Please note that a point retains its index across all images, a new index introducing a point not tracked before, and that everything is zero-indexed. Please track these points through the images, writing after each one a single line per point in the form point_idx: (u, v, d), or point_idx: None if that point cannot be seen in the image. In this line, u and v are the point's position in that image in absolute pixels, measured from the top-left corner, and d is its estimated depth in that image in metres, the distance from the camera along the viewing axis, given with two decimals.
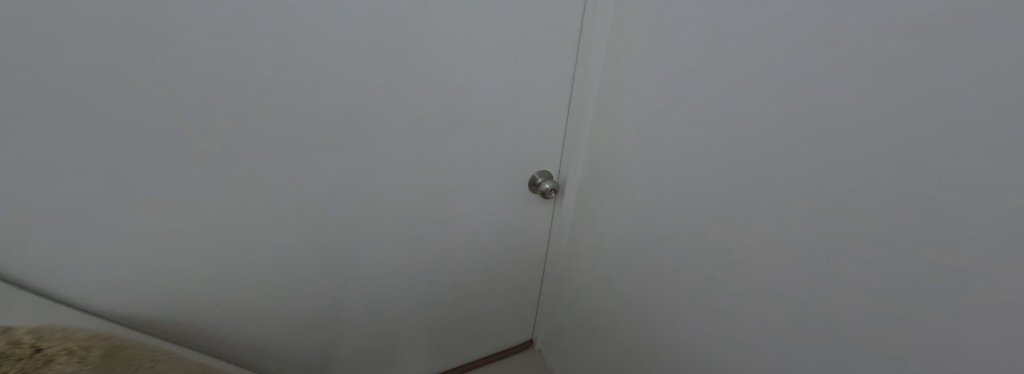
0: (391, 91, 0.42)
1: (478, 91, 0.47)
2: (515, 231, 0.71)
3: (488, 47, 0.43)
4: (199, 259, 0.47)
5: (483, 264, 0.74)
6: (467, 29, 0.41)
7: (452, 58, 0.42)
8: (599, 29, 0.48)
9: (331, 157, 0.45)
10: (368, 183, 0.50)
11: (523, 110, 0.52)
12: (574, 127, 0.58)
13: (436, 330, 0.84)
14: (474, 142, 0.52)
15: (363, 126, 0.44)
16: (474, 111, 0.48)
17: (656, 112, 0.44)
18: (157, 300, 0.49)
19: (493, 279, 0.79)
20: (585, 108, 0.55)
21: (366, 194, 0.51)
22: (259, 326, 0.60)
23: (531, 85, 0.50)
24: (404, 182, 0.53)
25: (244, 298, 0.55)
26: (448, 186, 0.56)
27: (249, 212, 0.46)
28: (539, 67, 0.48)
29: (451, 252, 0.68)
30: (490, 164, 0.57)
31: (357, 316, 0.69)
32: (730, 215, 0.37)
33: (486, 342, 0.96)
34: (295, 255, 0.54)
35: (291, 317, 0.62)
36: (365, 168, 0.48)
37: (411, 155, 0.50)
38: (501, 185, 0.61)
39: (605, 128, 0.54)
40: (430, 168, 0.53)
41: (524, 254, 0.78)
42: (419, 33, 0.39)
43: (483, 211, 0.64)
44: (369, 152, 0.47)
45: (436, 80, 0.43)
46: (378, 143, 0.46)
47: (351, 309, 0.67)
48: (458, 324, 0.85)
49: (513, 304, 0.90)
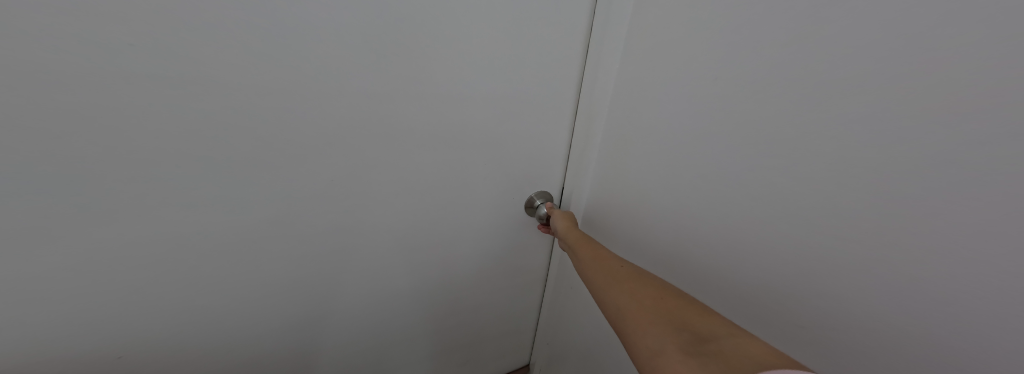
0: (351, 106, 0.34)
1: (470, 104, 0.40)
2: (510, 255, 0.64)
3: (480, 54, 0.36)
4: (100, 305, 0.37)
5: (476, 290, 0.67)
6: (450, 31, 0.33)
7: (434, 65, 0.35)
8: (616, 26, 0.40)
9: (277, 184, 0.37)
10: (328, 213, 0.42)
11: (519, 126, 0.44)
12: (582, 138, 0.49)
13: (425, 360, 0.76)
14: (464, 161, 0.45)
15: (313, 145, 0.35)
16: (463, 127, 0.41)
17: (684, 135, 0.35)
18: (58, 354, 0.39)
19: (486, 305, 0.72)
20: (595, 124, 0.47)
21: (328, 224, 0.43)
22: (208, 368, 0.51)
23: (527, 98, 0.42)
24: (381, 208, 0.45)
25: (178, 342, 0.45)
26: (434, 210, 0.49)
27: (168, 249, 0.36)
28: (539, 77, 0.41)
29: (438, 281, 0.60)
30: (478, 186, 0.49)
31: (330, 348, 0.60)
32: (780, 258, 0.29)
33: (481, 369, 0.88)
34: (237, 291, 0.44)
35: (247, 355, 0.53)
36: (323, 195, 0.40)
37: (384, 179, 0.42)
38: (491, 209, 0.53)
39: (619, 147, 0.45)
40: (412, 191, 0.45)
41: (520, 278, 0.70)
42: (393, 34, 0.31)
43: (473, 237, 0.56)
44: (327, 177, 0.38)
45: (416, 91, 0.36)
46: (337, 166, 0.38)
47: (323, 341, 0.58)
48: (448, 352, 0.78)
49: (506, 331, 0.82)
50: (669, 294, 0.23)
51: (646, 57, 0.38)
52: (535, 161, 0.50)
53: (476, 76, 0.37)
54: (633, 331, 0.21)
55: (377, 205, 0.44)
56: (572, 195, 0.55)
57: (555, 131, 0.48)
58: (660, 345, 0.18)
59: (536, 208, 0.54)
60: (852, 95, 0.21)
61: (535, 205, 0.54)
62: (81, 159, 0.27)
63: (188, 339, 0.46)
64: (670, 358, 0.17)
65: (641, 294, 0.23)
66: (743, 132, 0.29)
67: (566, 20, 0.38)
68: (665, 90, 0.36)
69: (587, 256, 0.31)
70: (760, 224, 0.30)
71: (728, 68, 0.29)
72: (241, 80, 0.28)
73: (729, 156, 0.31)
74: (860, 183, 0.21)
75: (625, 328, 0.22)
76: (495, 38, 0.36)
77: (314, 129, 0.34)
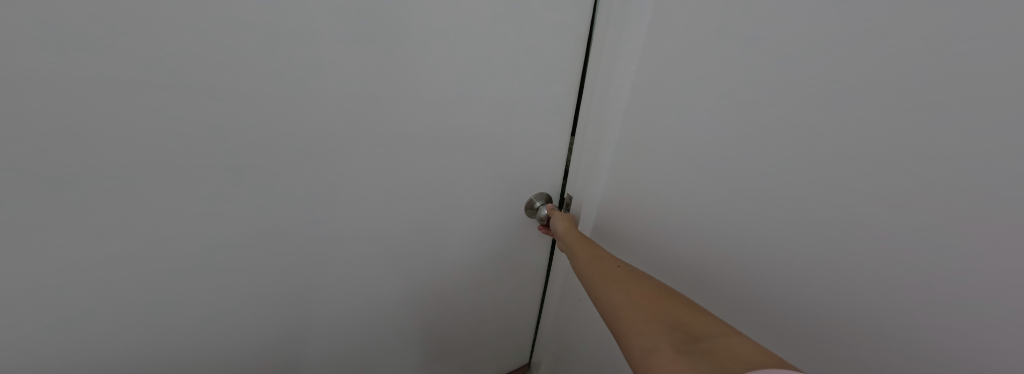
0: (360, 111, 0.35)
1: (473, 108, 0.40)
2: (511, 257, 0.64)
3: (484, 60, 0.37)
4: (90, 306, 0.36)
5: (477, 291, 0.67)
6: (455, 37, 0.34)
7: (439, 69, 0.36)
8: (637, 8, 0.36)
9: (286, 188, 0.37)
10: (334, 218, 0.43)
11: (521, 129, 0.45)
12: (597, 133, 0.45)
13: (424, 361, 0.76)
14: (466, 163, 0.46)
15: (323, 152, 0.36)
16: (466, 130, 0.42)
17: (684, 139, 0.36)
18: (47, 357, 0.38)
19: (487, 306, 0.72)
20: (606, 131, 0.44)
21: (332, 229, 0.44)
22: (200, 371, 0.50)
23: (529, 102, 0.43)
24: (384, 209, 0.46)
25: (170, 344, 0.44)
26: (436, 211, 0.50)
27: (163, 247, 0.35)
28: (540, 81, 0.42)
29: (436, 284, 0.61)
30: (478, 190, 0.50)
31: (326, 349, 0.60)
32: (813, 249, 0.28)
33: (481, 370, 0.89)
34: (234, 290, 0.43)
35: (241, 357, 0.52)
36: (332, 199, 0.41)
37: (387, 181, 0.42)
38: (490, 213, 0.54)
39: (628, 155, 0.44)
40: (416, 193, 0.46)
41: (520, 279, 0.71)
42: (401, 39, 0.32)
43: (471, 239, 0.57)
44: (335, 181, 0.39)
45: (422, 94, 0.37)
46: (346, 171, 0.39)
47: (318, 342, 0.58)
48: (448, 353, 0.78)
49: (502, 334, 0.82)
50: (663, 294, 0.23)
51: (664, 61, 0.36)
52: (537, 162, 0.50)
53: (481, 81, 0.38)
54: (627, 329, 0.21)
55: (383, 210, 0.45)
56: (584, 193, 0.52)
57: (556, 134, 0.48)
58: (654, 344, 0.19)
59: (537, 209, 0.55)
60: (855, 102, 0.22)
61: (536, 206, 0.55)
62: (90, 164, 0.27)
63: (191, 344, 0.46)
64: (662, 356, 0.18)
65: (637, 293, 0.24)
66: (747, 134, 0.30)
67: (569, 26, 0.39)
68: (680, 96, 0.35)
69: (584, 255, 0.31)
70: (779, 222, 0.29)
71: (751, 73, 0.28)
72: (256, 87, 0.29)
73: (731, 160, 0.32)
74: (877, 178, 0.22)
75: (619, 326, 0.22)
76: (501, 44, 0.37)
77: (323, 135, 0.35)
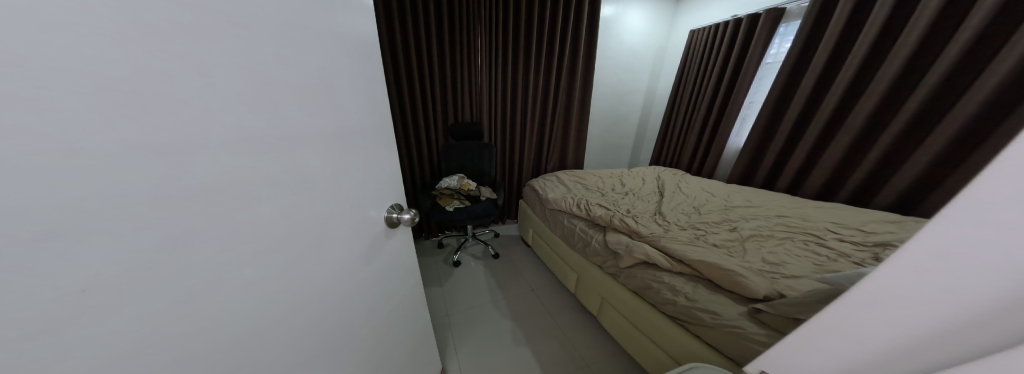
0: (173, 131, 0.24)
1: (306, 140, 0.36)
2: (398, 281, 0.60)
3: (311, 91, 0.36)
4: None
5: (377, 340, 0.57)
6: (270, 67, 0.31)
7: (265, 105, 0.31)
8: None
9: (31, 304, 0.19)
10: (137, 331, 0.25)
11: (359, 142, 0.45)
12: (967, 193, 0.14)
13: None
14: (315, 204, 0.39)
15: (95, 226, 0.21)
16: (300, 168, 0.36)
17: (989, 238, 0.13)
18: None
19: (390, 353, 0.62)
20: (975, 192, 0.14)
21: (159, 337, 0.26)
22: None
23: (359, 111, 0.45)
24: (230, 298, 0.31)
25: None
26: (304, 269, 0.39)
27: None
28: (358, 107, 0.44)
29: (320, 362, 0.45)
30: (337, 215, 0.43)
31: None
32: None
33: None
34: None
35: None
36: (143, 296, 0.24)
37: (229, 255, 0.30)
38: (353, 238, 0.47)
39: (958, 274, 0.15)
40: (277, 256, 0.35)
41: (411, 307, 0.66)
42: (218, 73, 0.26)
43: (349, 279, 0.47)
44: (135, 270, 0.23)
45: (247, 135, 0.29)
46: (150, 243, 0.24)
47: None
48: None
49: (418, 365, 0.75)
50: None
51: None
52: (379, 178, 0.51)
53: (322, 121, 0.38)
54: None
55: (216, 283, 0.29)
56: (859, 288, 0.20)
57: (381, 152, 0.51)
58: None
59: (396, 219, 0.54)
60: None
61: (394, 217, 0.54)
62: None
63: None
64: None
65: None
66: (999, 210, 0.12)
67: (366, 57, 0.46)
68: None
69: None
70: None
71: None
72: None
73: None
74: None
75: None
76: (325, 86, 0.38)
77: (77, 202, 0.20)
